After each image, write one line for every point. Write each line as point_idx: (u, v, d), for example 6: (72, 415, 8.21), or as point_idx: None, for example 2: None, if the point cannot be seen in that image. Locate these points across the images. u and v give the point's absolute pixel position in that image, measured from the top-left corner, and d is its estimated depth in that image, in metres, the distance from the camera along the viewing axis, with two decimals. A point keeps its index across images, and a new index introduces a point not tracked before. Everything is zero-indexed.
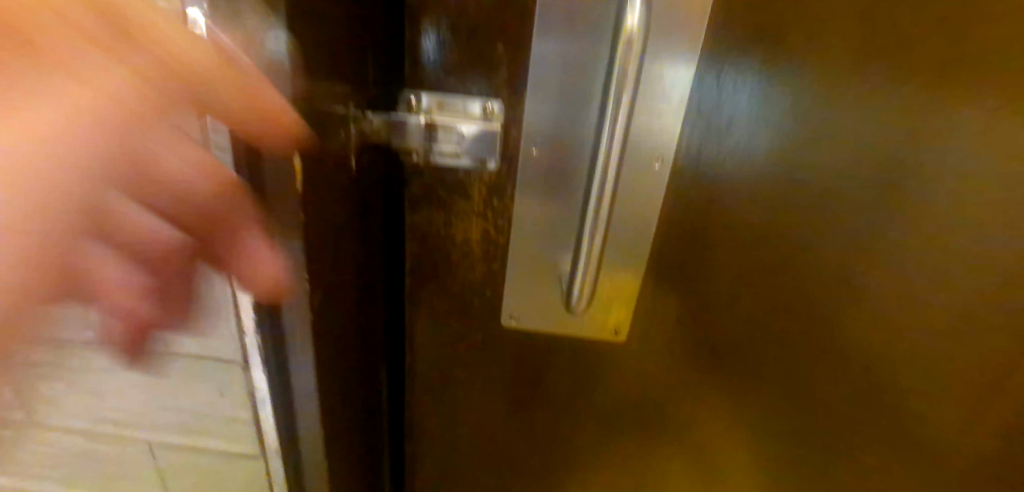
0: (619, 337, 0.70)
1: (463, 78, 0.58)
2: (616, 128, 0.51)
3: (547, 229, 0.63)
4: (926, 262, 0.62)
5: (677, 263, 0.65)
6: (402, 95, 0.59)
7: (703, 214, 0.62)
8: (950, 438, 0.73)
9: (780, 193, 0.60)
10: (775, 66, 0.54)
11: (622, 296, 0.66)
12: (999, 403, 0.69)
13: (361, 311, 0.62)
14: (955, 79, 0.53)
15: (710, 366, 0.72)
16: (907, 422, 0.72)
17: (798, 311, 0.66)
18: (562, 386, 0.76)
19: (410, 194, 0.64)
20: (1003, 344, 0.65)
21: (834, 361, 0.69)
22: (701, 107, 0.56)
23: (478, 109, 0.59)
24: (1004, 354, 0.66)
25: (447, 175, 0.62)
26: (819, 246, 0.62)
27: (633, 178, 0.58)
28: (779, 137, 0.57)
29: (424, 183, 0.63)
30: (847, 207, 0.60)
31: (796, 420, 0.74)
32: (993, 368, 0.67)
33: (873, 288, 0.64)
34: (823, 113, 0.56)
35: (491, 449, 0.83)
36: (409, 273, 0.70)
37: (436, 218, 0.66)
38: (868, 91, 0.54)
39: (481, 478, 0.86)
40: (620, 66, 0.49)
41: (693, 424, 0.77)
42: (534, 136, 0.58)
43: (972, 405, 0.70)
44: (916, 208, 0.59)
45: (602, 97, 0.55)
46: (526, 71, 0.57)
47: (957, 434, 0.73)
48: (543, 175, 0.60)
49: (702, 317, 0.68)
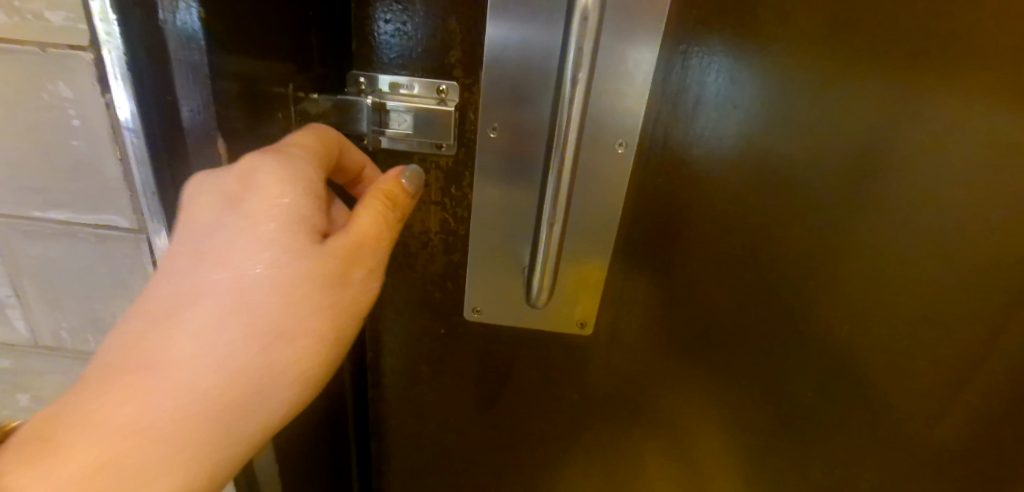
0: (586, 331, 0.67)
1: (415, 56, 0.54)
2: (573, 109, 0.48)
3: (506, 218, 0.59)
4: (903, 253, 0.58)
5: (645, 252, 0.63)
6: (351, 76, 0.55)
7: (671, 201, 0.60)
8: (937, 453, 0.67)
9: (749, 178, 0.57)
10: (742, 45, 0.52)
11: (587, 286, 0.63)
12: (972, 407, 0.64)
13: None
14: (931, 58, 0.50)
15: (682, 358, 0.69)
16: (882, 424, 0.67)
17: (771, 301, 0.63)
18: (531, 379, 0.74)
19: None
20: (978, 344, 0.61)
21: (808, 358, 0.66)
22: (665, 90, 0.54)
23: (433, 91, 0.55)
24: (978, 354, 0.61)
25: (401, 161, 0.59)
26: (792, 234, 0.59)
27: (594, 162, 0.55)
28: (748, 120, 0.55)
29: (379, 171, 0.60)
30: (819, 193, 0.57)
31: (770, 418, 0.71)
32: (959, 367, 0.62)
33: (848, 279, 0.60)
34: (794, 99, 0.53)
35: (460, 446, 0.81)
36: None
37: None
38: (836, 70, 0.52)
39: (450, 476, 0.84)
40: (575, 48, 0.46)
41: (665, 420, 0.74)
42: (490, 119, 0.54)
43: (948, 409, 0.64)
44: (891, 196, 0.56)
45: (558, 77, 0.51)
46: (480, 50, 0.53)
47: (945, 449, 0.67)
48: (502, 163, 0.56)
49: (672, 307, 0.66)
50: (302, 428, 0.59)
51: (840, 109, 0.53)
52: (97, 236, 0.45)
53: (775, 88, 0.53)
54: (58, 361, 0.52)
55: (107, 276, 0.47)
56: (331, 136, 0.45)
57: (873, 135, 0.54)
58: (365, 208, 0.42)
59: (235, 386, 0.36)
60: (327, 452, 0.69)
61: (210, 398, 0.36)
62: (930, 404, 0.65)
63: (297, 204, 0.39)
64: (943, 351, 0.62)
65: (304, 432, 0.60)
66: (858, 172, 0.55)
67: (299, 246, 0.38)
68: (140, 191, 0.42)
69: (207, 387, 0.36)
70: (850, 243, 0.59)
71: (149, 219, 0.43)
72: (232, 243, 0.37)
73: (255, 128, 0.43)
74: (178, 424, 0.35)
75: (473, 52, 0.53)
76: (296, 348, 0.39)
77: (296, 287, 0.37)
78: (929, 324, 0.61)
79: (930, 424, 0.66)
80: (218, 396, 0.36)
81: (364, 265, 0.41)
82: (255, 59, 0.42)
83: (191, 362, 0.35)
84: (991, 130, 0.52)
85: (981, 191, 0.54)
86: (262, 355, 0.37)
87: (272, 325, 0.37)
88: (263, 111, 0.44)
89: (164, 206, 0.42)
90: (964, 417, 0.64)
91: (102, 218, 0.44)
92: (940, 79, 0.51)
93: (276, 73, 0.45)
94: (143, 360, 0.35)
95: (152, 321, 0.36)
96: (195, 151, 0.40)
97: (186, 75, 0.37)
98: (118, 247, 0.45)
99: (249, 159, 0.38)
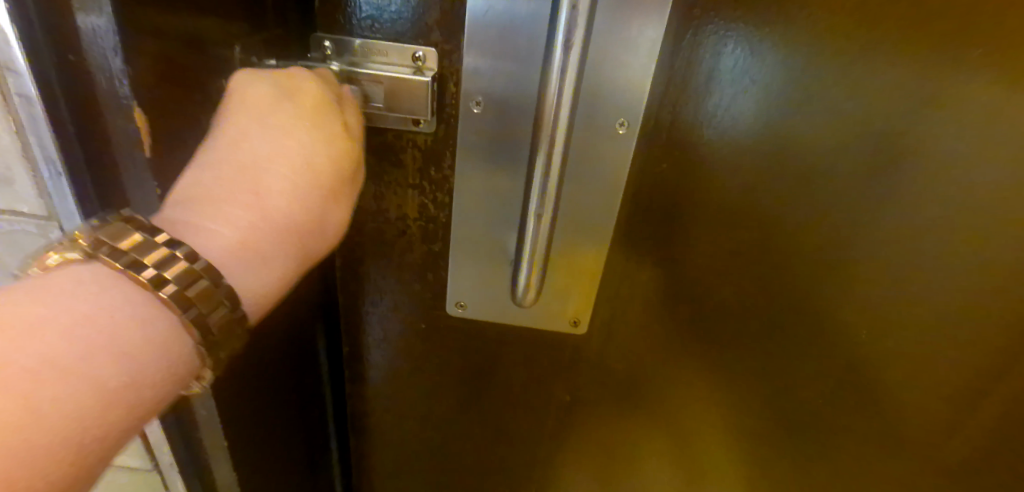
0: (580, 330, 0.60)
1: (387, 19, 0.46)
2: (564, 83, 0.41)
3: (491, 205, 0.52)
4: (937, 256, 0.51)
5: (647, 245, 0.56)
6: (313, 40, 0.47)
7: (677, 188, 0.53)
8: (960, 474, 0.61)
9: (767, 163, 0.50)
10: (765, 11, 0.44)
11: (583, 280, 0.57)
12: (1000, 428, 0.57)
13: (293, 320, 0.55)
14: (997, 29, 0.42)
15: (682, 360, 0.63)
16: (899, 441, 0.61)
17: (787, 303, 0.57)
18: (518, 377, 0.68)
19: None
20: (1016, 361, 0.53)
21: (824, 366, 0.59)
22: (675, 60, 0.47)
23: (407, 59, 0.47)
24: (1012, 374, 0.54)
25: (373, 139, 0.52)
26: (814, 227, 0.52)
27: (590, 143, 0.48)
28: (770, 95, 0.47)
29: None
30: (845, 184, 0.50)
31: (778, 428, 0.65)
32: (985, 386, 0.55)
33: (874, 280, 0.53)
34: (827, 72, 0.46)
35: (442, 446, 0.75)
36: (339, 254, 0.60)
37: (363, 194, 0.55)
38: (873, 40, 0.44)
39: (432, 475, 0.79)
40: (569, 8, 0.38)
41: (662, 424, 0.68)
42: (473, 93, 0.46)
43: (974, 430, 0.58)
44: (928, 191, 0.48)
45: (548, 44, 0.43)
46: (460, 14, 0.45)
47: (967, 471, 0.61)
48: (486, 145, 0.49)
49: (676, 306, 0.59)
50: (258, 393, 0.52)
51: (878, 86, 0.46)
52: (5, 221, 0.38)
53: (813, 67, 0.46)
54: None
55: (28, 268, 0.41)
56: None
57: (915, 116, 0.46)
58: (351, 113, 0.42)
59: (303, 228, 0.36)
60: (288, 407, 0.59)
61: (288, 231, 0.35)
62: (955, 422, 0.58)
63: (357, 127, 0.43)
64: (981, 371, 0.54)
65: (255, 375, 0.50)
66: (890, 161, 0.48)
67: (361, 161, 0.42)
68: (43, 172, 0.34)
69: (295, 213, 0.35)
70: (881, 244, 0.51)
71: (56, 205, 0.36)
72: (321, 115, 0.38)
73: (183, 96, 0.36)
74: (272, 242, 0.34)
75: (453, 14, 0.45)
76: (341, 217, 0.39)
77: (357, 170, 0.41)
78: (968, 338, 0.53)
79: (954, 445, 0.59)
80: (300, 225, 0.36)
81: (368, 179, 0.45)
82: (192, 18, 0.36)
83: (284, 188, 0.35)
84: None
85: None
86: (321, 211, 0.37)
87: (331, 187, 0.38)
88: (189, 76, 0.36)
89: (75, 190, 0.35)
90: (995, 441, 0.58)
91: (6, 201, 0.37)
92: (1003, 54, 0.43)
93: (213, 34, 0.38)
94: (228, 189, 0.33)
95: (228, 164, 0.34)
96: (113, 123, 0.34)
97: (94, 41, 0.31)
98: (30, 235, 0.38)
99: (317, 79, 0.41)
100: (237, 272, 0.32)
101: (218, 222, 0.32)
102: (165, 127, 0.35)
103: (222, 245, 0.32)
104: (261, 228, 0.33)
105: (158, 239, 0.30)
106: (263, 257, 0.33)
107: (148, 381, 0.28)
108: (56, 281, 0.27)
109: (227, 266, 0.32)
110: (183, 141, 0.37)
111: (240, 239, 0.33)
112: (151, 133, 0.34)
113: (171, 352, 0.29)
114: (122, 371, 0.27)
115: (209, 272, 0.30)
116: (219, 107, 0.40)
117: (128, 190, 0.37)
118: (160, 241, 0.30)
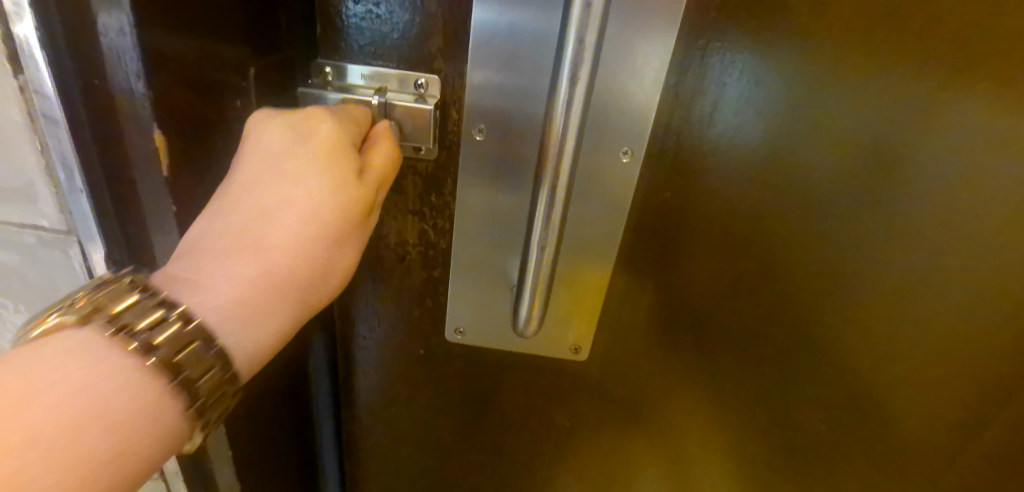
0: (581, 356, 0.61)
1: (390, 46, 0.46)
2: (571, 113, 0.42)
3: (492, 230, 0.53)
4: (936, 295, 0.50)
5: (647, 271, 0.57)
6: (314, 66, 0.47)
7: (677, 217, 0.53)
8: None
9: (767, 195, 0.50)
10: (767, 43, 0.45)
11: (586, 305, 0.57)
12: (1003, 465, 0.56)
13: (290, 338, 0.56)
14: (1008, 61, 0.42)
15: (680, 387, 0.63)
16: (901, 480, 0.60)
17: (784, 335, 0.56)
18: (515, 402, 0.68)
19: None
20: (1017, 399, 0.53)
21: (823, 402, 0.58)
22: (678, 90, 0.47)
23: (409, 86, 0.47)
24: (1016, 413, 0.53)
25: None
26: (813, 261, 0.52)
27: (594, 171, 0.49)
28: (773, 126, 0.48)
29: None
30: (845, 219, 0.50)
31: (777, 462, 0.64)
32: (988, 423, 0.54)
33: (874, 317, 0.53)
34: (831, 106, 0.46)
35: (439, 469, 0.75)
36: None
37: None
38: (874, 76, 0.44)
39: None
40: (575, 40, 0.39)
41: (659, 451, 0.68)
42: (476, 120, 0.47)
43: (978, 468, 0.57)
44: (928, 228, 0.48)
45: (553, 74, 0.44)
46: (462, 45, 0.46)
47: None
48: (489, 171, 0.50)
49: (674, 334, 0.60)
50: (254, 409, 0.52)
51: (881, 121, 0.46)
52: (24, 237, 0.39)
53: (818, 101, 0.46)
54: None
55: (44, 280, 0.42)
56: None
57: (923, 150, 0.46)
58: (380, 149, 0.40)
59: (307, 279, 0.36)
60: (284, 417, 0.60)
61: (287, 284, 0.35)
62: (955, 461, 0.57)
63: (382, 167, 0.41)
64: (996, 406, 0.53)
65: (255, 388, 0.51)
66: (890, 197, 0.48)
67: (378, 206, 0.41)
68: (63, 188, 0.36)
69: (295, 267, 0.35)
70: (880, 279, 0.51)
71: (75, 220, 0.37)
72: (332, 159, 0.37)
73: (198, 119, 0.38)
74: (270, 297, 0.34)
75: (457, 42, 0.46)
76: (348, 258, 0.38)
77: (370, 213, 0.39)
78: (981, 373, 0.52)
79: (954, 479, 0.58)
80: (299, 278, 0.35)
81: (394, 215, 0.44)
82: (209, 48, 0.37)
83: (282, 243, 0.34)
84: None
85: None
86: (327, 260, 0.37)
87: (342, 233, 0.37)
88: (202, 101, 0.37)
89: (94, 205, 0.37)
90: (995, 478, 0.57)
91: (27, 216, 0.38)
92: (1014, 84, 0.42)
93: (225, 64, 0.39)
94: (234, 247, 0.33)
95: (237, 219, 0.34)
96: (133, 143, 0.35)
97: (117, 61, 0.33)
98: (48, 249, 0.40)
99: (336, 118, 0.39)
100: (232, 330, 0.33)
101: (217, 279, 0.33)
102: (181, 148, 0.37)
103: (216, 305, 0.32)
104: (259, 285, 0.34)
105: (154, 300, 0.31)
106: (267, 312, 0.34)
107: (121, 458, 0.28)
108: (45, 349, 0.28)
109: (222, 325, 0.32)
110: (197, 163, 0.39)
111: (237, 296, 0.33)
112: (168, 153, 0.36)
113: (117, 432, 0.27)
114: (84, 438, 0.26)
115: (202, 337, 0.31)
116: (234, 128, 0.41)
117: (145, 207, 0.38)
118: (155, 304, 0.31)
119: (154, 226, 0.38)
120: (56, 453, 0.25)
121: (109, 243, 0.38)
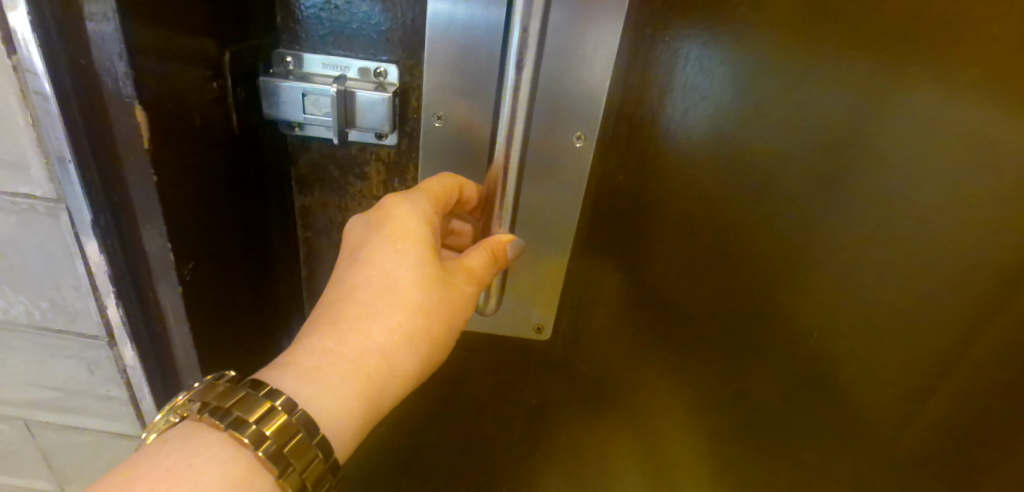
0: (544, 336, 0.64)
1: (352, 37, 0.50)
2: (518, 107, 0.46)
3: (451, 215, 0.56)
4: (880, 265, 0.52)
5: (609, 253, 0.59)
6: (276, 56, 0.50)
7: (637, 199, 0.55)
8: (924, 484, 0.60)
9: (719, 177, 0.53)
10: (714, 37, 0.47)
11: (550, 284, 0.60)
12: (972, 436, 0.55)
13: (258, 319, 0.58)
14: (923, 48, 0.45)
15: (644, 362, 0.64)
16: (866, 444, 0.60)
17: (739, 310, 0.58)
18: (487, 380, 0.70)
19: (297, 174, 0.58)
20: (965, 361, 0.53)
21: (777, 373, 0.60)
22: (629, 78, 0.49)
23: (370, 76, 0.51)
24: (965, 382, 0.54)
25: (338, 151, 0.56)
26: (763, 238, 0.54)
27: (548, 154, 0.51)
28: (719, 115, 0.50)
29: (316, 163, 0.57)
30: (793, 198, 0.52)
31: (738, 432, 0.65)
32: (937, 389, 0.55)
33: (822, 285, 0.55)
34: (771, 99, 0.49)
35: (411, 452, 0.76)
36: (304, 263, 0.64)
37: (329, 202, 0.59)
38: (802, 73, 0.47)
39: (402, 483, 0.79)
40: (520, 30, 0.43)
41: (628, 423, 0.70)
42: (437, 106, 0.50)
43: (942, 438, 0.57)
44: (867, 205, 0.51)
45: (501, 70, 0.48)
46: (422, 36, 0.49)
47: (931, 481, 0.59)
48: (449, 154, 0.53)
49: (636, 311, 0.62)
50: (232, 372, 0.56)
51: (815, 112, 0.48)
52: (19, 205, 0.45)
53: (777, 97, 0.48)
54: (21, 332, 0.53)
55: (34, 247, 0.47)
56: (417, 218, 0.46)
57: (859, 135, 0.49)
58: (479, 251, 0.50)
59: (380, 347, 0.44)
60: None
61: (357, 349, 0.43)
62: (901, 415, 0.57)
63: (427, 249, 0.46)
64: (952, 378, 0.54)
65: (230, 357, 0.54)
66: (836, 175, 0.50)
67: (428, 283, 0.45)
68: (53, 160, 0.41)
69: (364, 337, 0.43)
70: (827, 254, 0.53)
71: (64, 189, 0.43)
72: (386, 249, 0.45)
73: (176, 98, 0.41)
74: (344, 361, 0.42)
75: (416, 33, 0.49)
76: (415, 324, 0.45)
77: (422, 282, 0.45)
78: (928, 350, 0.54)
79: (906, 440, 0.58)
80: (369, 347, 0.43)
81: (475, 280, 0.49)
82: (175, 36, 0.40)
83: (353, 317, 0.44)
84: (998, 134, 0.45)
85: (1000, 202, 0.47)
86: (405, 324, 0.44)
87: (418, 293, 0.45)
88: (182, 83, 0.41)
89: (83, 176, 0.41)
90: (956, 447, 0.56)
91: (22, 186, 0.44)
92: (939, 65, 0.45)
93: (193, 52, 0.41)
94: (314, 326, 0.44)
95: (324, 303, 0.46)
96: (114, 119, 0.39)
97: (103, 50, 0.36)
98: (39, 216, 0.45)
99: (405, 210, 0.46)
100: (312, 392, 0.41)
101: (299, 354, 0.43)
102: (168, 130, 0.40)
103: (293, 372, 0.42)
104: (335, 351, 0.42)
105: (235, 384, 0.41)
106: (335, 374, 0.42)
107: (214, 472, 0.36)
108: (166, 433, 0.39)
109: (301, 386, 0.41)
110: (185, 144, 0.42)
111: (316, 362, 0.42)
112: (150, 133, 0.39)
113: (207, 459, 0.37)
114: (195, 467, 0.36)
115: (266, 391, 0.40)
116: (211, 107, 0.44)
117: (126, 182, 0.41)
118: (236, 385, 0.41)
119: (137, 200, 0.42)
120: (181, 473, 0.35)
121: (97, 211, 0.43)
